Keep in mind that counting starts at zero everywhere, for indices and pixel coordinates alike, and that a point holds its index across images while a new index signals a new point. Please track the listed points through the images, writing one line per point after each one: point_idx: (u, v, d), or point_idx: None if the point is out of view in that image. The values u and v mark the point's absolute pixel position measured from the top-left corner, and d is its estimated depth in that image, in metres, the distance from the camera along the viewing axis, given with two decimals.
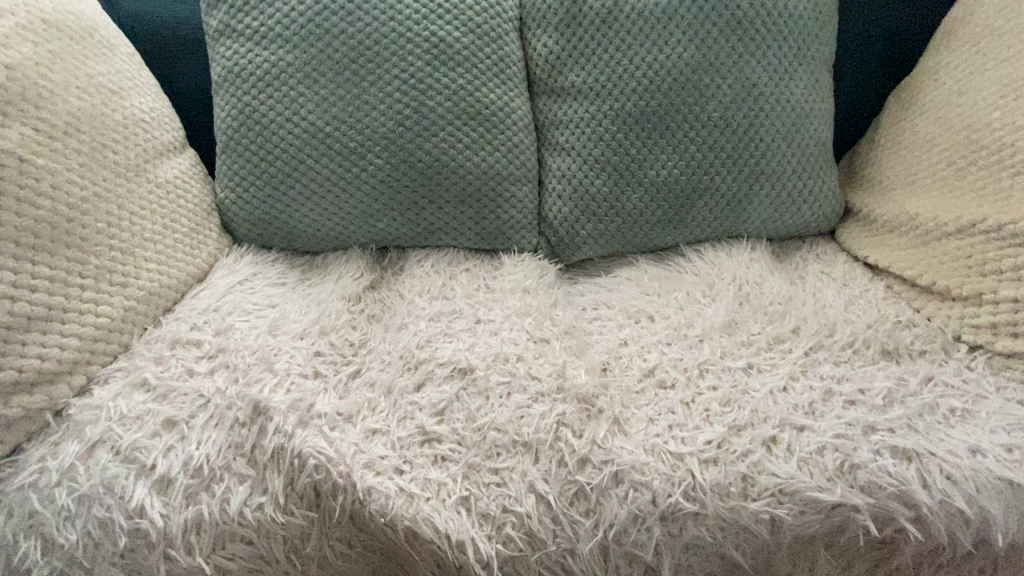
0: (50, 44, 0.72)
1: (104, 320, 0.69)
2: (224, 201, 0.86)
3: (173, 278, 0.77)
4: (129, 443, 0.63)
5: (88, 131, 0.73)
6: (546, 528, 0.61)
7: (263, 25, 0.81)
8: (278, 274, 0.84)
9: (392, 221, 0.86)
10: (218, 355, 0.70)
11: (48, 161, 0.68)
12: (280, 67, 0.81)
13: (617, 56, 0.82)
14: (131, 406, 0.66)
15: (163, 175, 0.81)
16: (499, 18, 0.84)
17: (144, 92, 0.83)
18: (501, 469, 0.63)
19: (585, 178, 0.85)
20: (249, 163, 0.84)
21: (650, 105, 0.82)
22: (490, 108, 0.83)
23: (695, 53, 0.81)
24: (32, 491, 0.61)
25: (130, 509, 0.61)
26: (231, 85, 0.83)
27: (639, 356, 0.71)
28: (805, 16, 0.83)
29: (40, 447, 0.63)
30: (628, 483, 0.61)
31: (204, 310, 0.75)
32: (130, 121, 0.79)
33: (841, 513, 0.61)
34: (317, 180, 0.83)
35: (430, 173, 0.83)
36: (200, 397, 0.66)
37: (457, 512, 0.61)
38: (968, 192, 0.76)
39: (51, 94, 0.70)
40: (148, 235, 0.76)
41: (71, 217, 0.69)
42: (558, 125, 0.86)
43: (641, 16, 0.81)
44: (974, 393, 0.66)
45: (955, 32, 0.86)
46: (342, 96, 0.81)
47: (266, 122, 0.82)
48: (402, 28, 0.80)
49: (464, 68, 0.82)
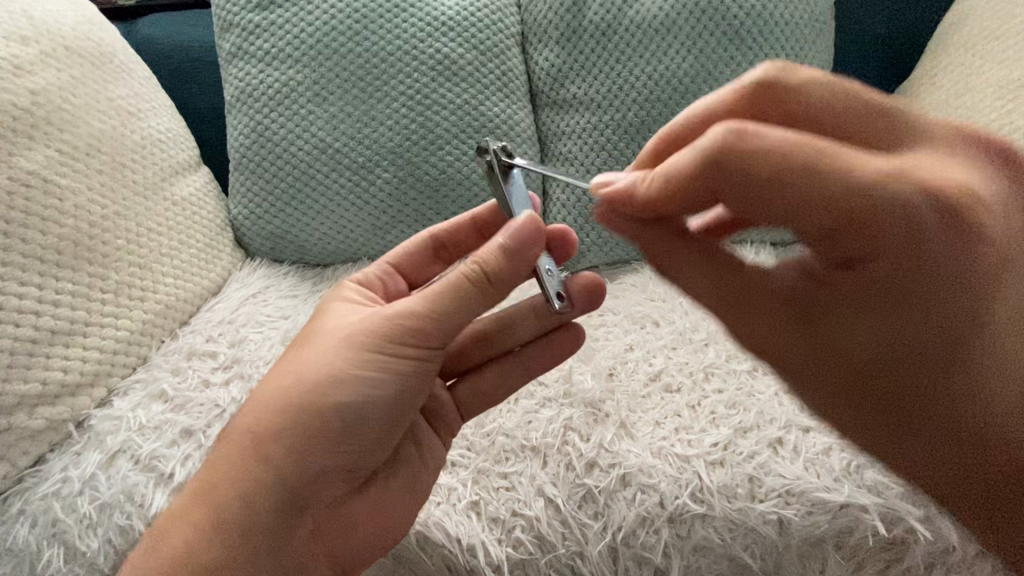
0: (73, 70, 0.76)
1: (124, 333, 0.72)
2: (237, 218, 0.89)
3: (189, 291, 0.80)
4: (148, 452, 0.65)
5: (109, 152, 0.76)
6: (555, 531, 0.61)
7: (274, 46, 0.84)
8: (289, 287, 0.87)
9: (400, 233, 0.88)
10: (233, 366, 0.74)
11: (71, 181, 0.71)
12: (291, 86, 0.84)
13: (617, 68, 0.84)
14: (150, 417, 0.68)
15: (179, 193, 0.84)
16: (501, 34, 0.86)
17: (160, 114, 0.86)
18: (510, 474, 0.64)
19: (588, 187, 0.87)
20: (261, 179, 0.87)
21: (651, 114, 0.83)
22: (494, 121, 0.85)
23: (694, 62, 0.83)
24: (55, 500, 0.63)
25: (149, 517, 0.62)
26: (245, 105, 0.86)
27: (645, 361, 0.73)
28: (802, 25, 0.85)
29: (64, 457, 0.65)
30: (635, 485, 0.62)
31: (219, 323, 0.79)
32: (148, 141, 0.82)
33: (850, 513, 0.59)
34: (327, 194, 0.86)
35: (436, 185, 0.85)
36: (216, 407, 0.69)
37: (467, 516, 0.62)
38: None
39: (74, 117, 0.73)
40: (165, 251, 0.79)
41: (93, 234, 0.71)
42: (561, 136, 0.89)
43: (640, 29, 0.83)
44: None
45: (952, 36, 0.87)
46: (351, 114, 0.84)
47: (277, 140, 0.85)
48: (407, 46, 0.83)
49: (467, 84, 0.84)
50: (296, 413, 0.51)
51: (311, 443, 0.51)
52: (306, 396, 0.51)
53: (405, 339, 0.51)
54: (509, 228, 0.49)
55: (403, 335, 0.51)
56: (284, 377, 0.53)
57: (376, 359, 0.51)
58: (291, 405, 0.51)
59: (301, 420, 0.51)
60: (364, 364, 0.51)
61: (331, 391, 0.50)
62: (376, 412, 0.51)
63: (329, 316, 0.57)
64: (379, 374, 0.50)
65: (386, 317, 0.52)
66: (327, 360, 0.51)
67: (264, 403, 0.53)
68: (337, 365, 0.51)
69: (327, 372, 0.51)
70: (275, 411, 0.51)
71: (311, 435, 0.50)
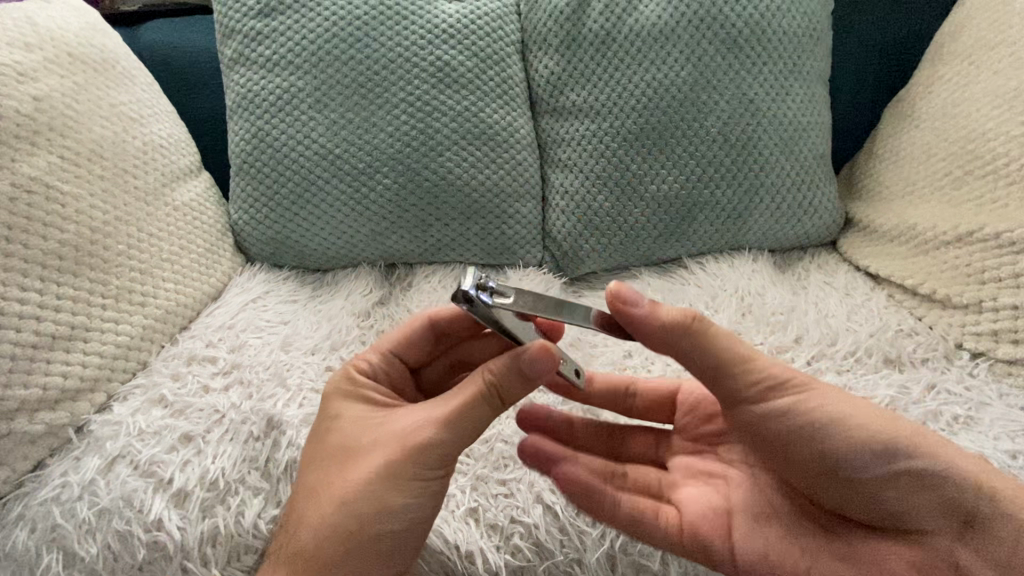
0: (76, 76, 0.76)
1: (124, 338, 0.72)
2: (237, 223, 0.89)
3: (189, 297, 0.80)
4: (148, 457, 0.65)
5: (111, 157, 0.76)
6: (554, 538, 0.61)
7: (276, 53, 0.85)
8: (289, 292, 0.87)
9: (400, 239, 0.88)
10: (232, 371, 0.74)
11: (74, 186, 0.71)
12: (292, 92, 0.84)
13: (616, 76, 0.84)
14: (149, 422, 0.68)
15: (180, 199, 0.84)
16: (500, 42, 0.87)
17: (162, 119, 0.86)
18: (508, 481, 0.64)
19: (587, 194, 0.87)
20: (262, 185, 0.87)
21: (650, 122, 0.84)
22: (493, 128, 0.85)
23: (693, 71, 0.83)
24: (54, 505, 0.63)
25: (148, 523, 0.62)
26: (246, 111, 0.86)
27: (643, 367, 0.74)
28: (800, 34, 0.85)
29: (63, 462, 0.65)
30: (633, 492, 0.62)
31: (218, 328, 0.79)
32: (150, 147, 0.82)
33: None
34: (328, 200, 0.86)
35: (436, 193, 0.85)
36: (215, 412, 0.69)
37: (465, 523, 0.62)
38: (964, 202, 0.77)
39: (77, 123, 0.74)
40: (166, 256, 0.79)
41: (95, 240, 0.71)
42: (560, 143, 0.89)
43: (638, 37, 0.84)
44: (977, 400, 0.66)
45: (948, 45, 0.88)
46: (351, 120, 0.84)
47: (278, 146, 0.85)
48: (408, 53, 0.83)
49: (468, 91, 0.85)
50: (334, 543, 0.50)
51: (348, 570, 0.50)
52: (346, 525, 0.50)
53: (434, 463, 0.51)
54: (520, 357, 0.51)
55: (430, 459, 0.51)
56: (315, 507, 0.52)
57: (410, 484, 0.51)
58: (330, 535, 0.50)
59: (342, 552, 0.50)
60: (399, 488, 0.51)
61: (371, 521, 0.50)
62: (412, 532, 0.52)
63: (344, 428, 0.56)
64: (413, 496, 0.51)
65: (411, 440, 0.51)
66: (366, 487, 0.51)
67: (300, 535, 0.51)
68: (373, 492, 0.51)
69: (355, 488, 0.51)
70: (312, 541, 0.50)
71: (350, 563, 0.50)
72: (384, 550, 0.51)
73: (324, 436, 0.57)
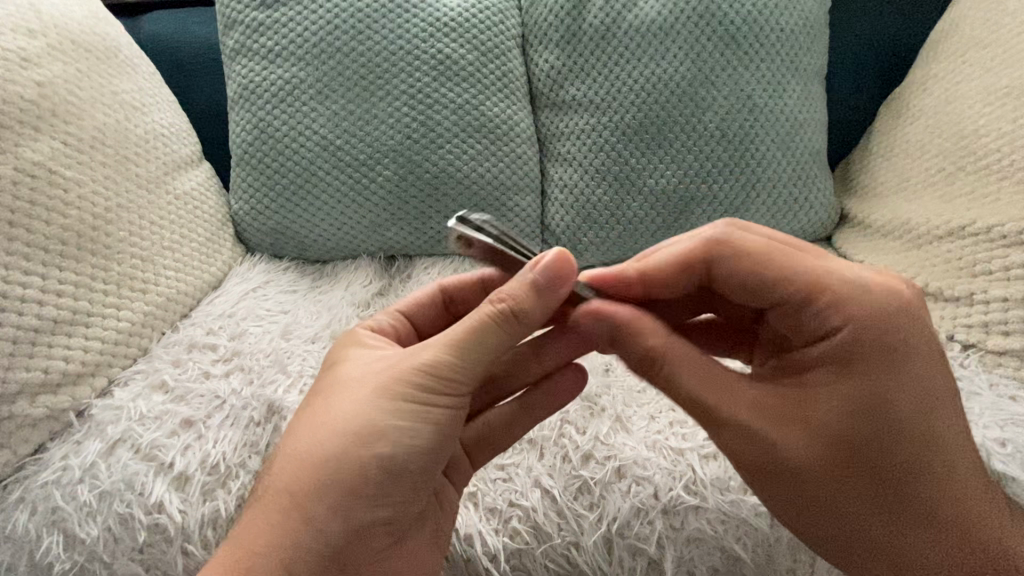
0: (78, 64, 0.76)
1: (125, 324, 0.72)
2: (238, 213, 0.90)
3: (190, 285, 0.81)
4: (149, 441, 0.66)
5: (113, 145, 0.77)
6: (551, 521, 0.62)
7: (277, 44, 0.85)
8: (289, 282, 0.88)
9: (400, 231, 0.89)
10: (233, 359, 0.74)
11: (76, 173, 0.71)
12: (293, 83, 0.85)
13: (616, 71, 0.86)
14: (151, 407, 0.68)
15: (181, 187, 0.85)
16: (501, 35, 0.87)
17: (163, 109, 0.87)
18: (507, 466, 0.65)
19: (586, 187, 0.88)
20: (264, 175, 0.88)
21: (649, 116, 0.85)
22: (494, 121, 0.86)
23: (691, 67, 0.84)
24: (55, 488, 0.63)
25: (149, 505, 0.63)
26: (248, 101, 0.87)
27: None
28: (796, 31, 0.86)
29: (63, 446, 0.66)
30: (630, 477, 0.63)
31: (219, 316, 0.79)
32: (151, 135, 0.83)
33: None
34: (329, 191, 0.87)
35: (437, 183, 0.86)
36: (216, 398, 0.70)
37: (464, 506, 0.63)
38: (957, 197, 0.79)
39: (80, 110, 0.74)
40: (167, 244, 0.80)
41: (97, 226, 0.72)
42: (560, 137, 0.90)
43: (638, 33, 0.85)
44: (967, 390, 0.68)
45: (943, 45, 0.89)
46: (353, 112, 0.85)
47: (279, 136, 0.86)
48: (409, 46, 0.84)
49: (469, 84, 0.85)
50: (338, 461, 0.51)
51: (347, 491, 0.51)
52: (343, 450, 0.51)
53: (439, 391, 0.52)
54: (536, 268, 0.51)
55: (433, 386, 0.52)
56: (324, 423, 0.53)
57: (404, 412, 0.52)
58: (327, 455, 0.51)
59: (346, 471, 0.51)
60: (399, 413, 0.52)
61: (367, 442, 0.51)
62: (408, 462, 0.52)
63: (343, 367, 0.57)
64: (413, 426, 0.51)
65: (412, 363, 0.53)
66: (362, 412, 0.52)
67: (294, 461, 0.52)
68: (373, 415, 0.52)
69: (359, 413, 0.52)
70: (311, 470, 0.51)
71: (364, 484, 0.51)
72: (413, 473, 0.52)
73: (323, 377, 0.58)
